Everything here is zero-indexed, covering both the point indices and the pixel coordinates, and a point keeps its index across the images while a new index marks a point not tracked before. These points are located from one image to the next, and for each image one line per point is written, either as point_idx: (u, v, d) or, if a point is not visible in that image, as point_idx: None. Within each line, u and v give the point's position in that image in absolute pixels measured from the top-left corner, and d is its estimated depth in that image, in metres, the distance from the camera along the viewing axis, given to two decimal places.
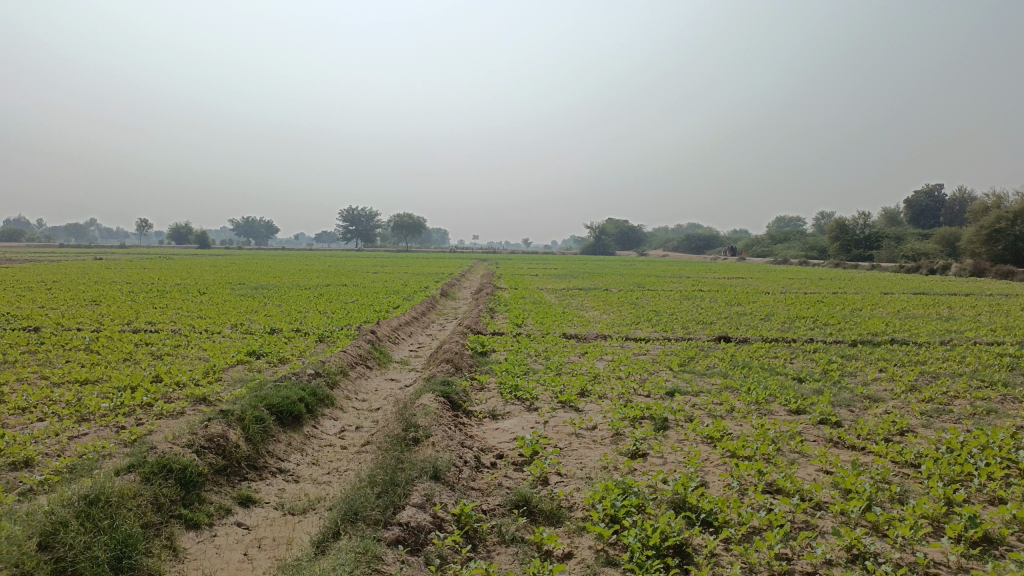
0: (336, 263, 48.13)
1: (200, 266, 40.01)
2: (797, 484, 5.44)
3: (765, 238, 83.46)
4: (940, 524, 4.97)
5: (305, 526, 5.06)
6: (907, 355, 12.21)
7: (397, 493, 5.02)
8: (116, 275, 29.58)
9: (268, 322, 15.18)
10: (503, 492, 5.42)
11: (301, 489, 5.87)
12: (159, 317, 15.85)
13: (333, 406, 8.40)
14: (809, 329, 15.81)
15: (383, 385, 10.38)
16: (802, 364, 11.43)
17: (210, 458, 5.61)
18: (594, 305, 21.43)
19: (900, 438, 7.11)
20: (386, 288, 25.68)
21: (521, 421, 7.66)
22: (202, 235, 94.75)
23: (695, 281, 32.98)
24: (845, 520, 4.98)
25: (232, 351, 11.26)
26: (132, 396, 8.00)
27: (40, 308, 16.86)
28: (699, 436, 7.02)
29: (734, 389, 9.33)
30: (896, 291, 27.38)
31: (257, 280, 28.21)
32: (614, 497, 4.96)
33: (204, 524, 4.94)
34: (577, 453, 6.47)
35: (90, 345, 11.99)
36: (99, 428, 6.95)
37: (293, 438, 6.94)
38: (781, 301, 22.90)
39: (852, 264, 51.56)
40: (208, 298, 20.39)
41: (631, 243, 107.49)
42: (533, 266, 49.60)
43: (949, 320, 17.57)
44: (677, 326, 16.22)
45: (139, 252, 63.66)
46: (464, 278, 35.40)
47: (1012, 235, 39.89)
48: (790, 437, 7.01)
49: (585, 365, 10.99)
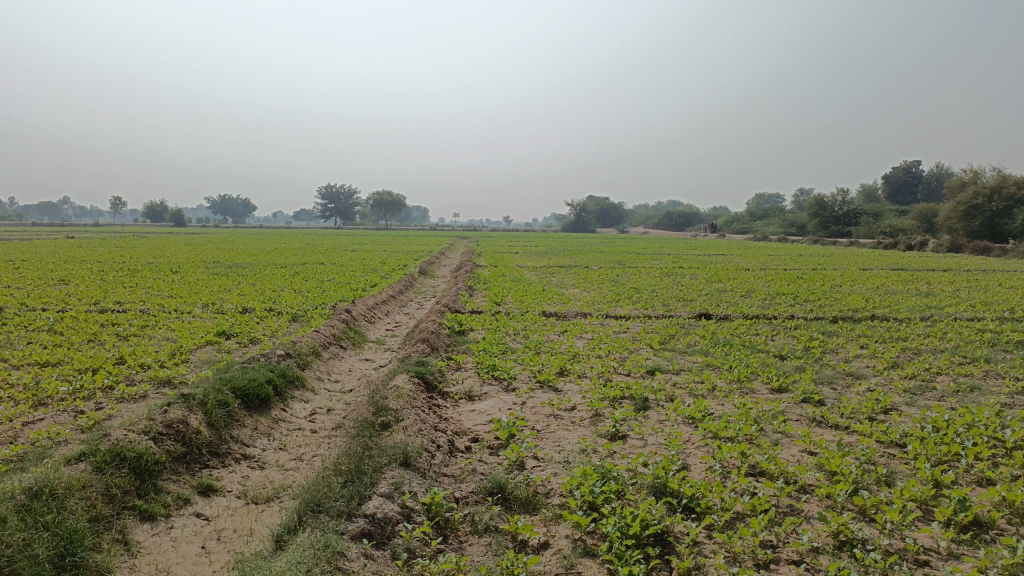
0: (314, 241, 47.48)
1: (175, 243, 39.20)
2: (781, 467, 5.24)
3: (745, 215, 83.58)
4: (928, 507, 4.81)
5: (268, 516, 4.81)
6: (888, 331, 12.12)
7: (364, 482, 4.77)
8: (86, 253, 28.88)
9: (241, 301, 14.79)
10: (477, 478, 5.18)
11: (266, 477, 5.61)
12: (128, 297, 15.38)
13: (304, 388, 8.12)
14: (789, 306, 15.67)
15: (357, 366, 10.11)
16: (784, 340, 11.29)
17: (168, 445, 5.33)
18: (574, 283, 21.15)
19: (884, 417, 6.96)
20: (362, 266, 25.26)
21: (497, 403, 7.42)
22: (178, 213, 93.34)
23: (675, 258, 32.78)
24: (831, 504, 4.79)
25: (201, 331, 10.90)
26: (92, 378, 7.68)
27: (5, 288, 16.32)
28: (680, 417, 6.83)
29: (715, 367, 9.18)
30: (876, 267, 27.33)
31: (232, 258, 27.65)
32: (592, 483, 4.75)
33: (160, 516, 4.68)
34: (555, 435, 6.26)
35: (54, 325, 11.59)
36: (56, 413, 6.64)
37: (259, 422, 6.67)
38: (761, 277, 22.86)
39: (832, 240, 51.72)
40: (180, 277, 19.86)
41: (612, 220, 107.33)
42: (514, 242, 48.98)
43: (929, 297, 17.50)
44: (658, 303, 16.07)
45: (112, 231, 62.87)
46: (443, 256, 34.98)
47: (988, 210, 40.12)
48: (773, 416, 6.83)
49: (564, 343, 10.78)
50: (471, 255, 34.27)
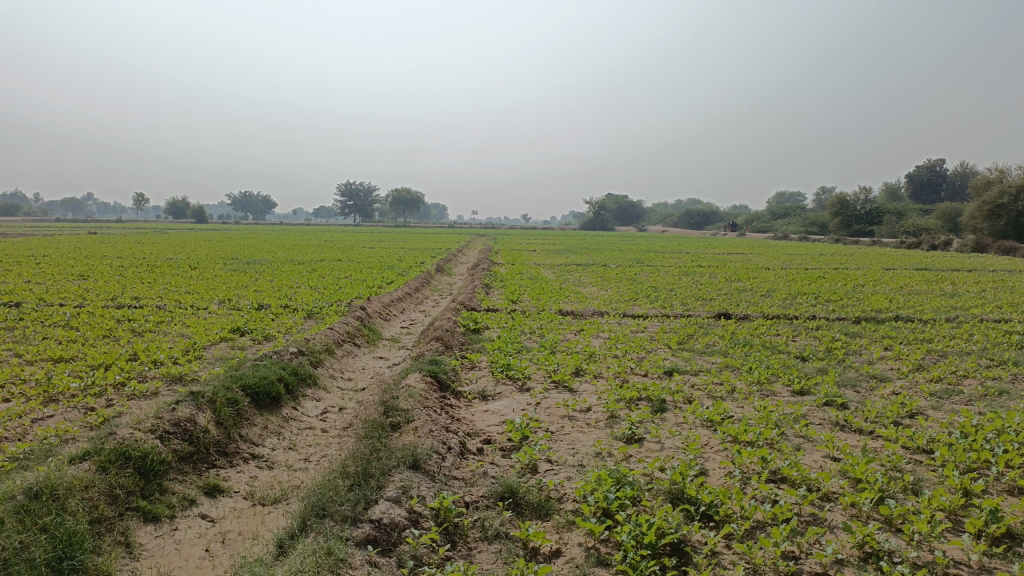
0: (331, 237, 47.67)
1: (193, 239, 39.36)
2: (804, 474, 5.05)
3: (766, 213, 82.82)
4: (957, 517, 4.62)
5: (274, 519, 4.70)
6: (913, 333, 11.84)
7: (371, 486, 4.65)
8: (107, 248, 29.14)
9: (257, 298, 14.73)
10: (488, 482, 5.05)
11: (274, 477, 5.51)
12: (146, 293, 15.39)
13: (316, 386, 8.03)
14: (811, 306, 15.41)
15: (371, 364, 10.02)
16: (805, 342, 11.04)
17: (175, 444, 5.24)
18: (592, 281, 20.97)
19: (910, 422, 6.74)
20: (379, 263, 25.15)
21: (511, 403, 7.29)
22: (199, 210, 94.06)
23: (693, 257, 32.50)
24: (856, 513, 4.60)
25: (215, 328, 10.85)
26: (104, 375, 7.61)
27: (25, 283, 16.41)
28: (699, 419, 6.66)
29: (735, 368, 8.98)
30: (899, 266, 26.94)
31: (250, 254, 27.73)
32: (606, 489, 4.59)
33: (165, 517, 4.58)
34: (570, 437, 6.11)
35: (70, 321, 11.59)
36: (66, 410, 6.58)
37: (269, 421, 6.57)
38: (782, 276, 22.61)
39: (854, 240, 51.11)
40: (198, 273, 19.89)
41: (631, 218, 107.03)
42: (530, 240, 48.72)
43: (954, 297, 17.16)
44: (676, 302, 15.86)
45: (134, 227, 63.51)
46: (462, 254, 34.91)
47: (1014, 210, 39.40)
48: (794, 420, 6.64)
49: (580, 342, 10.63)
50: (489, 253, 34.15)
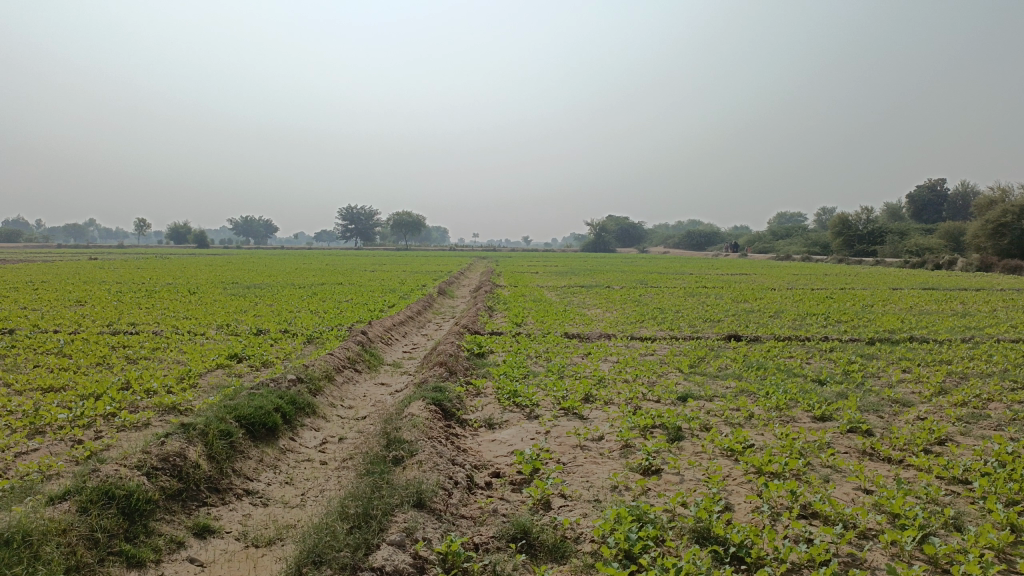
0: (332, 261, 47.62)
1: (193, 264, 39.19)
2: (839, 509, 4.69)
3: (767, 234, 82.61)
4: (1008, 556, 4.25)
5: (268, 564, 4.35)
6: (930, 354, 11.48)
7: (372, 529, 4.32)
8: (107, 274, 28.80)
9: (256, 322, 14.41)
10: (499, 521, 4.70)
11: (269, 516, 5.15)
12: (143, 318, 15.08)
13: (315, 415, 7.70)
14: (821, 327, 15.04)
15: (372, 391, 9.68)
16: (821, 364, 10.68)
17: (163, 481, 4.91)
18: (596, 303, 20.71)
19: (940, 449, 6.40)
20: (381, 286, 24.85)
21: (519, 432, 6.94)
22: (201, 235, 94.47)
23: (696, 278, 32.21)
24: (897, 553, 4.25)
25: (211, 354, 10.53)
26: (94, 405, 7.26)
27: (20, 310, 16.12)
28: (718, 448, 6.29)
29: (751, 393, 8.61)
30: (906, 286, 26.64)
31: (250, 278, 27.43)
32: (627, 528, 4.24)
33: (150, 562, 4.22)
34: (583, 469, 5.76)
35: (64, 348, 11.26)
36: (52, 443, 6.23)
37: (265, 454, 6.23)
38: (790, 296, 22.26)
39: (857, 260, 50.80)
40: (197, 298, 19.62)
41: (632, 240, 106.93)
42: (533, 264, 48.62)
43: (966, 317, 16.80)
44: (684, 324, 15.50)
45: (134, 251, 63.84)
46: (463, 277, 34.52)
47: (1018, 229, 39.06)
48: (819, 448, 6.29)
49: (588, 366, 10.28)
50: (491, 275, 33.87)
